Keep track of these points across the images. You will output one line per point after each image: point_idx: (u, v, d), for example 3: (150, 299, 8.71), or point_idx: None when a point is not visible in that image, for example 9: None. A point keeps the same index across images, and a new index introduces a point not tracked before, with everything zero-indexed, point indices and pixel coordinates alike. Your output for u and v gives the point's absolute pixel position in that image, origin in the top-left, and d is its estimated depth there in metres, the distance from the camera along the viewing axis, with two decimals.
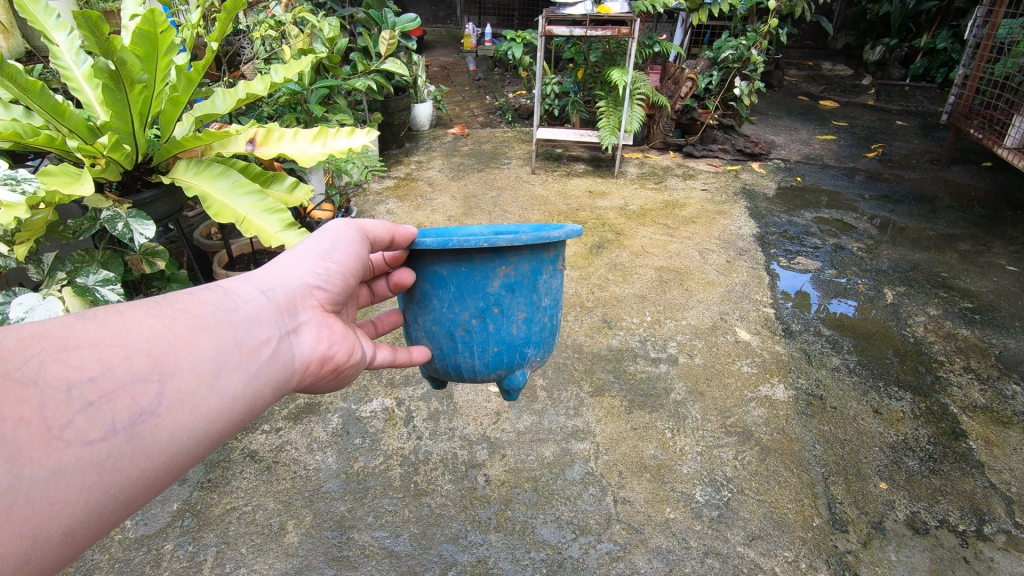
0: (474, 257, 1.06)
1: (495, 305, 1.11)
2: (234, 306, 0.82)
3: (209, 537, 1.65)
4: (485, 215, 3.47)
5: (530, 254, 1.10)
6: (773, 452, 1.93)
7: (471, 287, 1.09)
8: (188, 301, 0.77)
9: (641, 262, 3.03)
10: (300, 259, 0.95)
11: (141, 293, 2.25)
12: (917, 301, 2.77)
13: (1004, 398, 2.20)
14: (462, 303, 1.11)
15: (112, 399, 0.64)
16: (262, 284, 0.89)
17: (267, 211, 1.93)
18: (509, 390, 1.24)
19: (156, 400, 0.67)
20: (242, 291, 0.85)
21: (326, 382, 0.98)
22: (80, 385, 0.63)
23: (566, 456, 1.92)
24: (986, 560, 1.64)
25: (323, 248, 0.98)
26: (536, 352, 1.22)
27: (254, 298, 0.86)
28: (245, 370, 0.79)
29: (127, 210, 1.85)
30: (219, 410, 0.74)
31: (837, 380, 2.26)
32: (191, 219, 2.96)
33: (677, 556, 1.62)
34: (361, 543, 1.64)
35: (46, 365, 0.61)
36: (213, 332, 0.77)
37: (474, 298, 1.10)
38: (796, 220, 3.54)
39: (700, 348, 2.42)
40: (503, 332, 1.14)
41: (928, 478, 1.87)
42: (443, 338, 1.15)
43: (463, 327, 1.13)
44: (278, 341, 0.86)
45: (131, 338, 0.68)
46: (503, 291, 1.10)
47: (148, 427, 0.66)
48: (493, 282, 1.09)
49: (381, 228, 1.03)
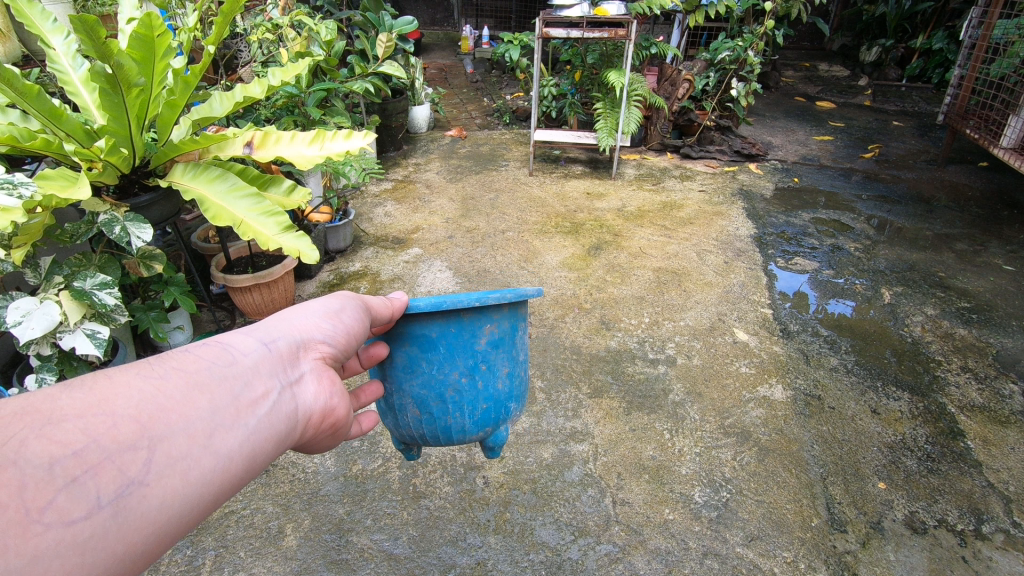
0: (463, 315, 1.06)
1: (482, 365, 1.12)
2: (232, 361, 0.79)
3: (207, 541, 1.65)
4: (482, 218, 3.48)
5: (510, 311, 1.12)
6: (771, 452, 1.94)
7: (460, 350, 1.09)
8: (181, 359, 0.75)
9: (639, 263, 3.03)
10: (308, 313, 0.93)
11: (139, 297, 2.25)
12: (915, 301, 2.78)
13: (1002, 397, 2.21)
14: (448, 368, 1.09)
15: (97, 472, 0.61)
16: (265, 336, 0.87)
17: (265, 215, 1.94)
18: (492, 447, 1.25)
19: (145, 467, 0.64)
20: (242, 343, 0.83)
21: (323, 436, 0.93)
22: (63, 460, 0.60)
23: (564, 457, 1.92)
24: (984, 559, 1.64)
25: (332, 305, 0.96)
26: (517, 407, 1.23)
27: (254, 351, 0.83)
28: (242, 427, 0.76)
29: (123, 213, 1.85)
30: (213, 472, 0.71)
31: (836, 381, 2.27)
32: (189, 221, 2.94)
33: (677, 557, 1.62)
34: (360, 545, 1.64)
35: (28, 441, 0.58)
36: (208, 390, 0.74)
37: (459, 363, 1.10)
38: (794, 220, 3.55)
39: (698, 349, 2.42)
40: (489, 390, 1.14)
41: (926, 477, 1.88)
42: (428, 401, 1.12)
43: (452, 388, 1.11)
44: (279, 393, 0.83)
45: (119, 405, 0.66)
46: (489, 349, 1.11)
47: (135, 498, 0.63)
48: (480, 342, 1.10)
49: (384, 312, 1.00)
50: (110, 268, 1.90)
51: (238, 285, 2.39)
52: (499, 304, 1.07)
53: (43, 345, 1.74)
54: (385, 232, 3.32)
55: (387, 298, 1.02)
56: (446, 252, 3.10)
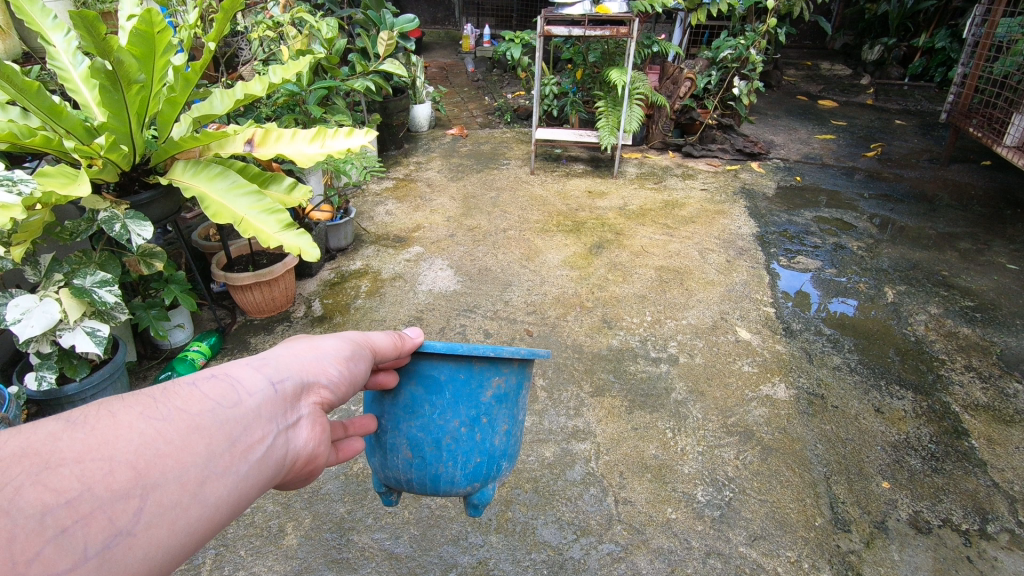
0: (474, 364, 1.06)
1: (481, 418, 1.11)
2: (236, 402, 0.74)
3: (208, 540, 1.64)
4: (484, 216, 3.47)
5: (519, 368, 1.12)
6: (774, 451, 1.93)
7: (464, 399, 1.08)
8: (186, 397, 0.70)
9: (641, 262, 3.02)
10: (316, 355, 0.88)
11: (139, 295, 2.24)
12: (918, 300, 2.76)
13: (1006, 396, 2.20)
14: (449, 413, 1.09)
15: (88, 522, 0.57)
16: (272, 374, 0.81)
17: (266, 212, 1.93)
18: (474, 503, 1.23)
19: (135, 517, 0.60)
20: (247, 381, 0.78)
21: (299, 478, 0.87)
22: (56, 508, 0.56)
23: (567, 456, 1.91)
24: (989, 559, 1.63)
25: (342, 350, 0.92)
26: (508, 466, 1.22)
27: (259, 391, 0.78)
28: (234, 474, 0.70)
29: (123, 211, 1.85)
30: (201, 522, 0.66)
31: (839, 379, 2.26)
32: (190, 220, 2.92)
33: (679, 557, 1.61)
34: (361, 545, 1.63)
35: (22, 490, 0.55)
36: (208, 434, 0.69)
37: (459, 412, 1.09)
38: (796, 219, 3.54)
39: (700, 348, 2.41)
40: (483, 443, 1.13)
41: (930, 477, 1.86)
42: (420, 442, 1.11)
43: (446, 434, 1.10)
44: (274, 438, 0.77)
45: (118, 449, 0.61)
46: (493, 403, 1.11)
47: (121, 550, 0.58)
48: (485, 396, 1.09)
49: (391, 346, 0.97)
50: (110, 265, 1.89)
51: (239, 283, 2.39)
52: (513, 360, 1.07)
53: (43, 343, 1.73)
54: (386, 230, 3.31)
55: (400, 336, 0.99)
56: (448, 250, 3.10)
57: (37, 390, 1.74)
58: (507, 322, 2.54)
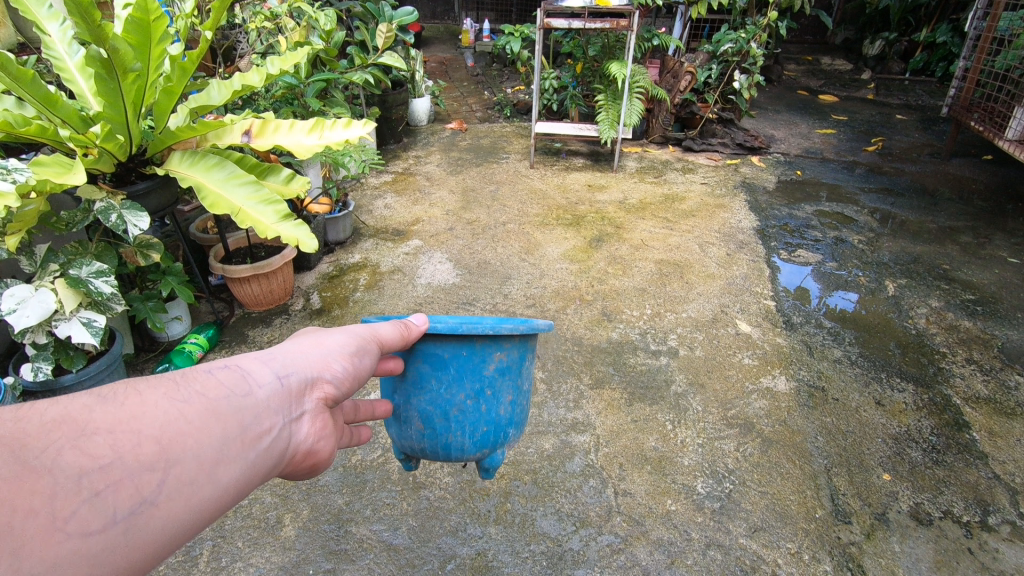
0: (475, 339, 1.04)
1: (487, 388, 1.10)
2: (249, 391, 0.73)
3: (206, 531, 1.64)
4: (483, 210, 3.46)
5: (520, 340, 1.10)
6: (774, 443, 1.92)
7: (469, 371, 1.07)
8: (205, 381, 0.69)
9: (640, 255, 3.01)
10: (324, 348, 0.86)
11: (137, 287, 2.23)
12: (919, 293, 2.75)
13: (1007, 388, 2.19)
14: (455, 385, 1.07)
15: (117, 488, 0.57)
16: (281, 365, 0.79)
17: (264, 202, 1.92)
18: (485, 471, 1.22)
19: (158, 488, 0.59)
20: (259, 370, 0.76)
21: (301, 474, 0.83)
22: (90, 473, 0.56)
23: (566, 448, 1.90)
24: (990, 550, 1.62)
25: (349, 346, 0.88)
26: (516, 433, 1.21)
27: (270, 381, 0.76)
28: (245, 460, 0.69)
29: (120, 201, 1.84)
30: (215, 502, 0.65)
31: (839, 372, 2.25)
32: (187, 212, 2.90)
33: (679, 548, 1.60)
34: (359, 536, 1.62)
35: (61, 453, 0.55)
36: (225, 417, 0.68)
37: (465, 384, 1.08)
38: (797, 213, 3.53)
39: (700, 341, 2.40)
40: (490, 412, 1.12)
41: (931, 469, 1.86)
42: (429, 414, 1.10)
43: (455, 405, 1.09)
44: (282, 429, 0.75)
45: (145, 424, 0.61)
46: (497, 375, 1.09)
47: (145, 517, 0.58)
48: (488, 367, 1.08)
49: (397, 342, 0.95)
50: (106, 256, 1.87)
51: (237, 275, 2.38)
52: (513, 332, 1.05)
53: (38, 334, 1.71)
54: (385, 223, 3.30)
55: (407, 327, 0.96)
56: (447, 244, 3.08)
57: (32, 381, 1.73)
58: (506, 315, 2.53)
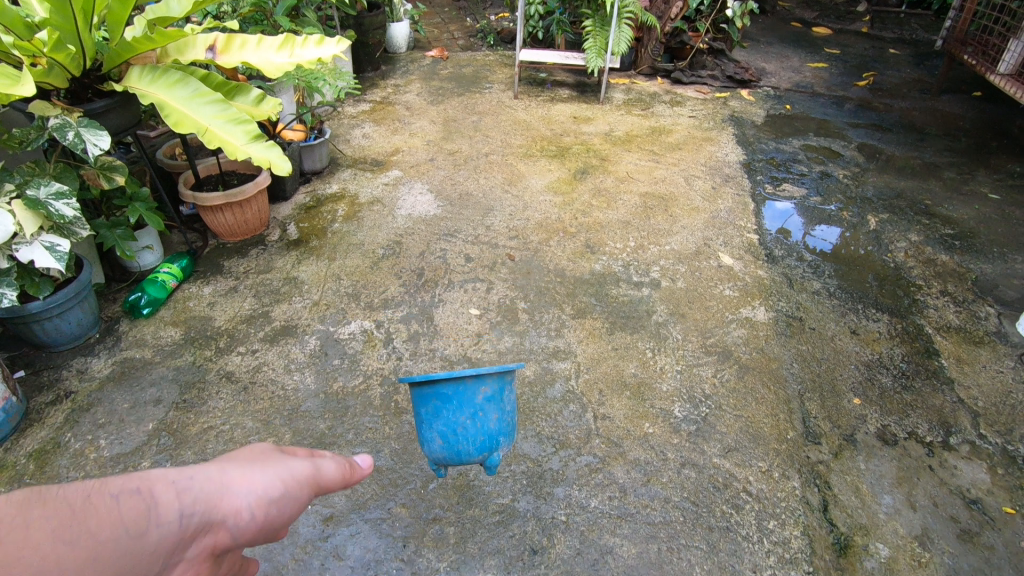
0: (464, 378, 1.17)
1: (480, 411, 1.23)
2: (147, 528, 0.55)
3: (187, 454, 1.64)
4: (465, 140, 3.35)
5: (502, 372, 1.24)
6: (750, 370, 1.96)
7: (462, 402, 1.20)
8: (110, 499, 0.53)
9: (625, 188, 2.96)
10: (249, 478, 0.64)
11: (103, 214, 2.14)
12: (900, 227, 2.76)
13: (978, 319, 2.24)
14: (453, 415, 1.21)
15: None
16: (191, 495, 0.60)
17: (232, 121, 1.82)
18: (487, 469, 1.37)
19: None
20: (164, 500, 0.57)
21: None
22: None
23: (547, 375, 1.92)
24: (950, 467, 1.70)
25: (277, 484, 0.67)
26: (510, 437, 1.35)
27: (175, 517, 0.57)
28: None
29: (76, 118, 1.73)
30: None
31: (818, 303, 2.28)
32: (153, 138, 2.76)
33: (654, 467, 1.65)
34: (341, 458, 1.64)
35: None
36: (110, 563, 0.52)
37: (462, 412, 1.21)
38: (784, 147, 3.48)
39: (683, 272, 2.40)
40: (486, 430, 1.25)
41: (899, 393, 1.92)
42: (439, 440, 1.25)
43: (457, 430, 1.23)
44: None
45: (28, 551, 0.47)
46: (487, 402, 1.23)
47: None
48: (478, 396, 1.21)
49: (336, 483, 0.73)
50: (66, 178, 1.78)
51: (208, 203, 2.30)
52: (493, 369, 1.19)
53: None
54: (364, 154, 3.19)
55: (349, 467, 0.75)
56: (428, 175, 3.00)
57: None
58: (488, 246, 2.50)
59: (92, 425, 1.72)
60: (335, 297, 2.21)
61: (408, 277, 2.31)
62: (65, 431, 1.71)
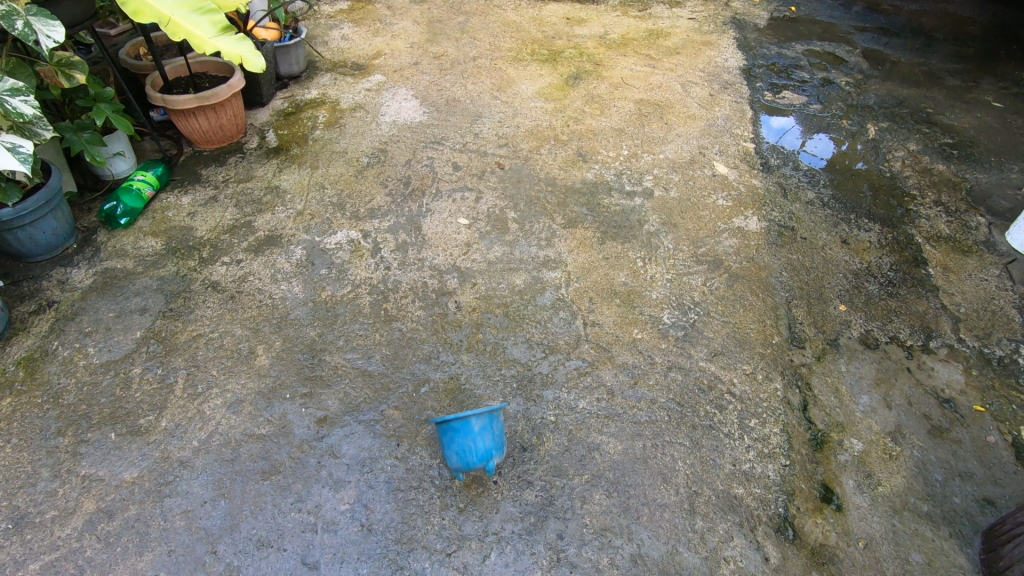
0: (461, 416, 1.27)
1: (482, 436, 1.32)
2: None
3: (178, 361, 1.65)
4: (451, 43, 3.15)
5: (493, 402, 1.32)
6: (740, 279, 1.96)
7: (465, 429, 1.30)
8: None
9: (619, 95, 2.83)
10: None
11: (65, 116, 2.01)
12: (899, 136, 2.70)
13: (968, 228, 2.24)
14: (459, 439, 1.32)
15: None
16: None
17: (196, 12, 1.68)
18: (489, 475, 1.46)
19: None
20: None
21: None
22: None
23: (537, 284, 1.91)
24: (927, 369, 1.75)
25: None
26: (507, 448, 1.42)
27: None
28: None
29: (23, 5, 1.57)
30: None
31: (811, 213, 2.25)
32: (114, 37, 2.56)
33: (642, 371, 1.68)
34: (333, 364, 1.65)
35: None
36: None
37: (465, 438, 1.32)
38: (786, 52, 3.32)
39: (676, 182, 2.34)
40: (487, 447, 1.34)
41: (885, 300, 1.94)
42: (450, 457, 1.35)
43: (463, 449, 1.33)
44: None
45: None
46: (483, 430, 1.31)
47: None
48: (477, 425, 1.30)
49: None
50: (21, 74, 1.66)
51: (180, 106, 2.17)
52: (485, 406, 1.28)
53: None
54: (343, 56, 3.00)
55: None
56: (412, 79, 2.84)
57: None
58: (477, 155, 2.41)
59: (78, 334, 1.71)
60: (320, 206, 2.15)
61: (394, 186, 2.24)
62: (51, 339, 1.69)
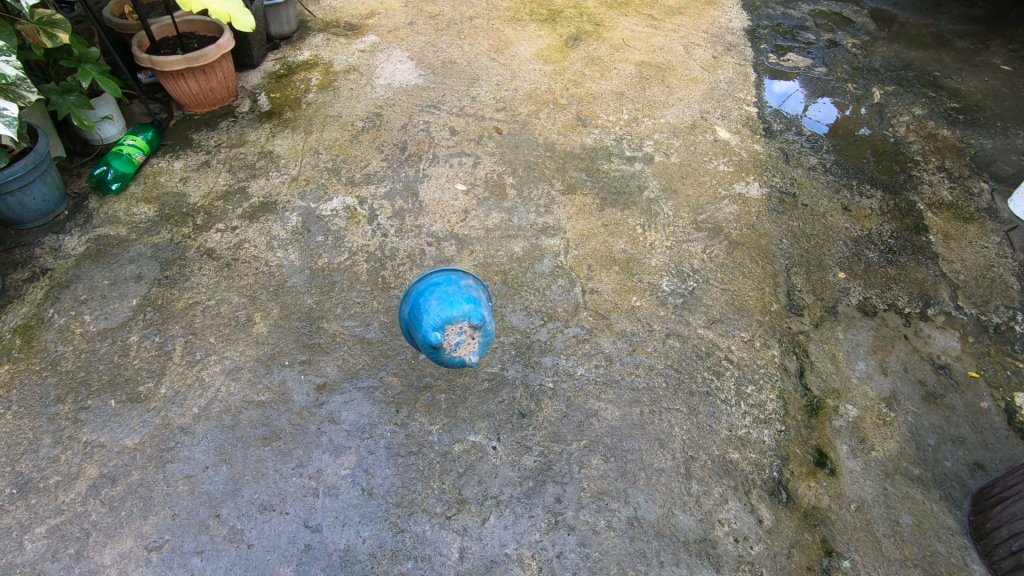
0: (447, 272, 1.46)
1: (466, 289, 1.41)
2: None
3: (175, 328, 1.64)
4: (447, 2, 3.05)
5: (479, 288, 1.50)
6: (740, 246, 1.94)
7: (450, 280, 1.42)
8: None
9: (620, 57, 2.76)
10: None
11: (52, 79, 1.96)
12: (904, 101, 2.64)
13: (971, 195, 2.21)
14: (444, 287, 1.38)
15: None
16: None
17: None
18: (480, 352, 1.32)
19: None
20: None
21: None
22: None
23: (536, 251, 1.89)
24: (924, 336, 1.76)
25: None
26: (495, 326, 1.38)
27: None
28: None
29: None
30: None
31: (813, 179, 2.22)
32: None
33: (640, 338, 1.68)
34: (331, 331, 1.65)
35: None
36: None
37: (450, 286, 1.39)
38: (792, 13, 3.22)
39: (677, 147, 2.30)
40: (472, 296, 1.38)
41: (884, 268, 1.93)
42: (433, 304, 1.33)
43: (448, 295, 1.36)
44: None
45: None
46: (469, 286, 1.43)
47: None
48: (462, 280, 1.43)
49: None
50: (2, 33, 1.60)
51: (169, 67, 2.10)
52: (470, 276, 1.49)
53: None
54: (335, 16, 2.90)
55: None
56: (406, 40, 2.76)
57: None
58: (474, 119, 2.36)
59: (73, 302, 1.69)
60: (314, 172, 2.11)
61: (389, 152, 2.20)
62: (47, 307, 1.68)
